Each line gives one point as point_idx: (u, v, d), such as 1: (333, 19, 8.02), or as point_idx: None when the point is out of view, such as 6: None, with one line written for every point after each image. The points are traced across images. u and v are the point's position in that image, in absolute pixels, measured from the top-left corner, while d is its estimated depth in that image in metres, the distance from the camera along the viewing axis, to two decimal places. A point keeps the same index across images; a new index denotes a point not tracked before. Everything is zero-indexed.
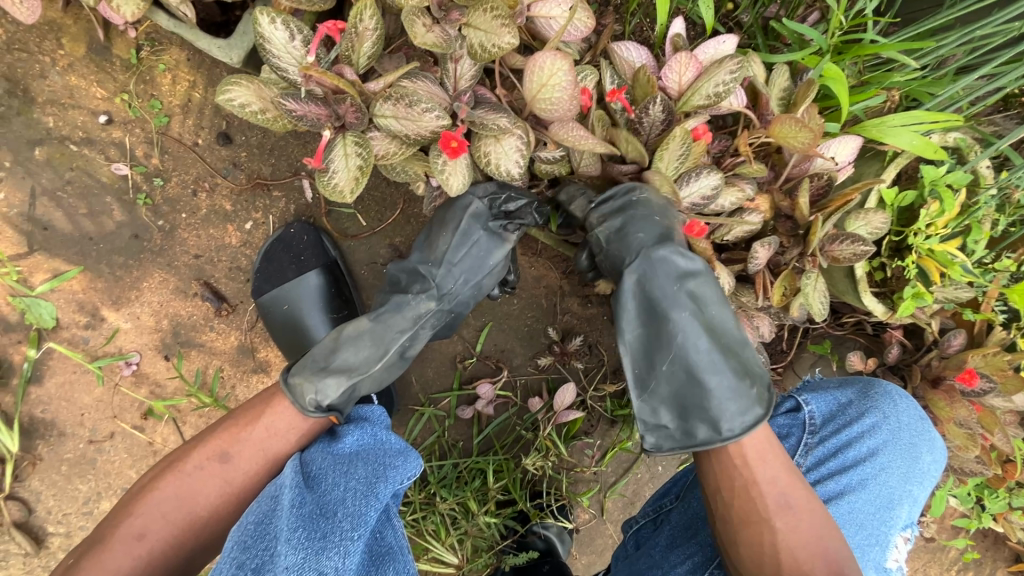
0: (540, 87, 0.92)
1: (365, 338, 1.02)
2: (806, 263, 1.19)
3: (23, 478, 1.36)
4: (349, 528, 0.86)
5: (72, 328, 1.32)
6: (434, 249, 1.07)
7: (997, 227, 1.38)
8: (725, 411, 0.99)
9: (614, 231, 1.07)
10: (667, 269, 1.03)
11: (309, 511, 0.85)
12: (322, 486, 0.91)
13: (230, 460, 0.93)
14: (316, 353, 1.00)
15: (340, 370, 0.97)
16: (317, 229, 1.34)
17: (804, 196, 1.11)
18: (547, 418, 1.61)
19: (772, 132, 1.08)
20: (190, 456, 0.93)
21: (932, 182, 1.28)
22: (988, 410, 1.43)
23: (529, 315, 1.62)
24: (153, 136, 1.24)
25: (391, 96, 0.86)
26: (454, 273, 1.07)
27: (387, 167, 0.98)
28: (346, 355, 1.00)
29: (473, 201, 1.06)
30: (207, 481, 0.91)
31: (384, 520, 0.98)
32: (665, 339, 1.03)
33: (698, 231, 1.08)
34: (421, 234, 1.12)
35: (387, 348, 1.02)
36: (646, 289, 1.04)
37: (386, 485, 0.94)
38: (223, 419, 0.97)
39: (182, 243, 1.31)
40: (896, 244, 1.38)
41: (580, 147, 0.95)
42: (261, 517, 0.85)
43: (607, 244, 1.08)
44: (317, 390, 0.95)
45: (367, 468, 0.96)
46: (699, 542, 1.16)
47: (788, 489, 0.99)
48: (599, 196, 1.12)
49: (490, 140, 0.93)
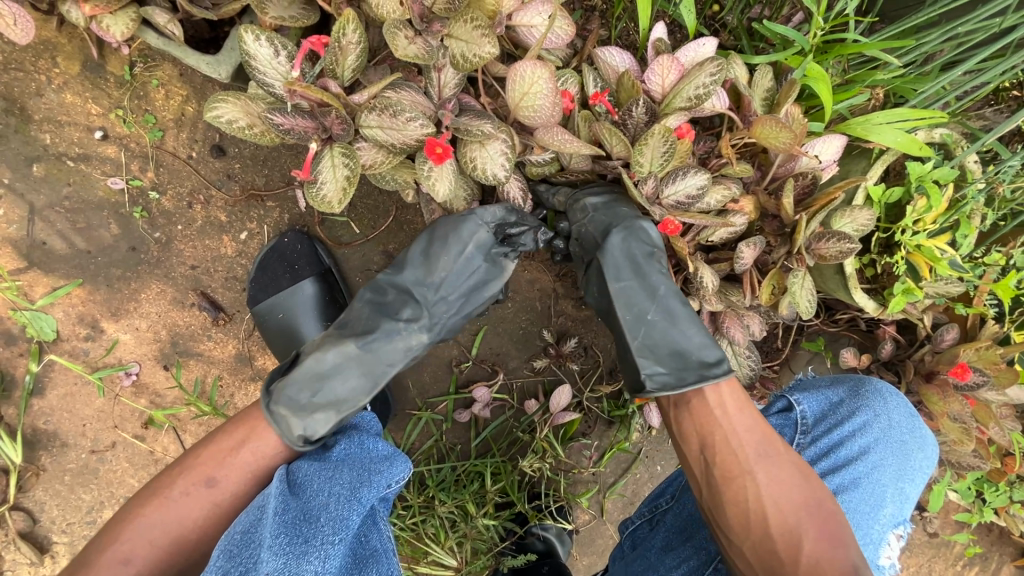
0: (522, 95, 0.93)
1: (355, 368, 1.01)
2: (794, 262, 1.20)
3: (26, 488, 1.38)
4: (329, 532, 0.88)
5: (72, 340, 1.34)
6: (432, 270, 1.07)
7: (986, 222, 1.39)
8: (710, 355, 1.06)
9: (599, 203, 1.11)
10: (645, 233, 1.10)
11: (293, 517, 0.87)
12: (307, 493, 0.92)
13: (216, 484, 0.94)
14: (303, 380, 0.98)
15: (328, 405, 0.98)
16: (310, 238, 1.36)
17: (788, 196, 1.12)
18: (543, 420, 1.64)
19: (754, 133, 1.10)
20: (174, 482, 0.93)
21: (920, 178, 1.29)
22: (983, 404, 1.44)
23: (524, 318, 1.63)
24: (149, 151, 1.27)
25: (375, 106, 0.87)
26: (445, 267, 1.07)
27: (376, 176, 0.98)
28: (333, 386, 0.99)
29: (482, 230, 1.06)
30: (195, 506, 0.93)
31: (370, 524, 1.01)
32: (650, 293, 1.09)
33: (672, 229, 1.11)
34: (416, 243, 1.10)
35: (376, 381, 1.02)
36: (633, 247, 1.09)
37: (370, 490, 0.97)
38: (206, 444, 0.97)
39: (179, 254, 1.33)
40: (886, 240, 1.39)
41: (565, 150, 0.96)
42: (248, 527, 0.86)
43: (592, 210, 1.11)
44: (305, 426, 0.96)
45: (352, 472, 0.98)
46: (694, 545, 1.17)
47: (766, 440, 1.01)
48: (583, 185, 1.17)
49: (475, 145, 0.94)
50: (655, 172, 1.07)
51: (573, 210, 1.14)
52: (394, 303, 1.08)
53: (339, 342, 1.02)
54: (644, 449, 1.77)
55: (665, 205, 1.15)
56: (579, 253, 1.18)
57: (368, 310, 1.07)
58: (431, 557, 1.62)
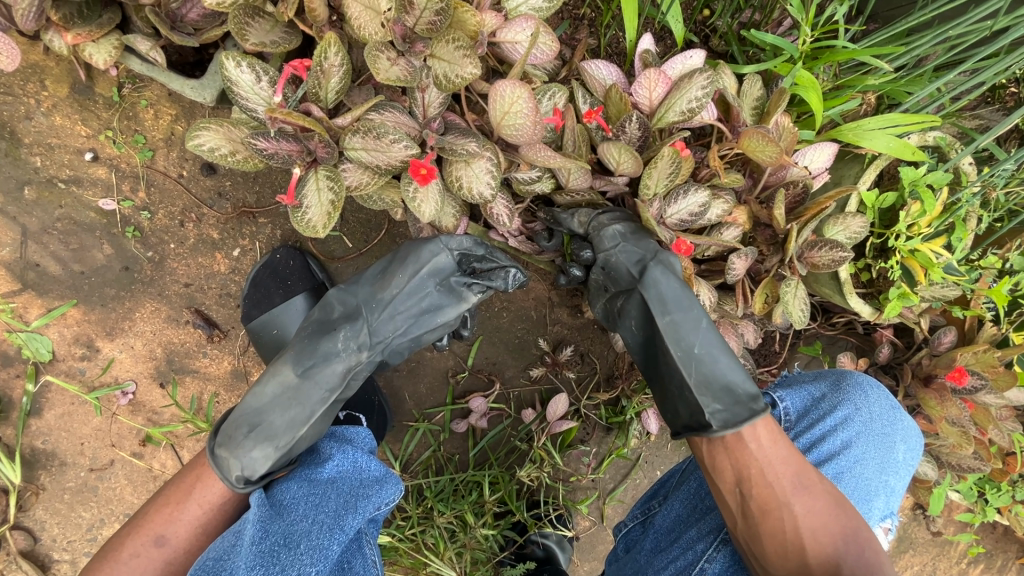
0: (504, 115, 0.93)
1: (293, 402, 1.02)
2: (787, 270, 1.20)
3: (26, 508, 1.39)
4: (308, 561, 0.90)
5: (68, 360, 1.35)
6: (383, 292, 1.09)
7: (983, 223, 1.37)
8: (753, 387, 1.04)
9: (626, 228, 1.10)
10: (675, 262, 1.10)
11: (272, 544, 0.89)
12: (291, 516, 0.95)
13: (166, 541, 0.93)
14: (241, 417, 1.00)
15: (265, 438, 0.98)
16: (302, 253, 1.37)
17: (780, 206, 1.11)
18: (540, 429, 1.63)
19: (742, 144, 1.08)
20: (123, 546, 0.92)
21: (912, 183, 1.27)
22: (981, 407, 1.43)
23: (520, 326, 1.62)
24: (140, 170, 1.27)
25: (359, 129, 0.86)
26: (394, 291, 1.09)
27: (362, 197, 0.98)
28: (271, 420, 1.00)
29: (445, 254, 1.08)
30: (146, 567, 0.91)
31: (355, 548, 1.04)
32: (694, 324, 1.06)
33: (686, 250, 1.12)
34: (375, 264, 1.14)
35: (313, 411, 1.03)
36: (670, 279, 1.08)
37: (355, 517, 0.99)
38: (147, 504, 0.96)
39: (172, 273, 1.33)
40: (880, 244, 1.38)
41: (550, 167, 0.96)
42: (221, 552, 0.88)
43: (622, 240, 1.10)
44: (243, 465, 0.96)
45: (340, 498, 1.01)
46: (680, 546, 1.15)
47: (801, 471, 1.00)
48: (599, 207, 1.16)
49: (460, 164, 0.94)
50: (661, 190, 1.08)
51: (598, 236, 1.11)
52: (333, 330, 1.08)
53: (277, 377, 1.03)
54: (643, 455, 1.76)
55: (670, 224, 1.14)
56: (602, 281, 1.17)
57: (311, 331, 1.08)
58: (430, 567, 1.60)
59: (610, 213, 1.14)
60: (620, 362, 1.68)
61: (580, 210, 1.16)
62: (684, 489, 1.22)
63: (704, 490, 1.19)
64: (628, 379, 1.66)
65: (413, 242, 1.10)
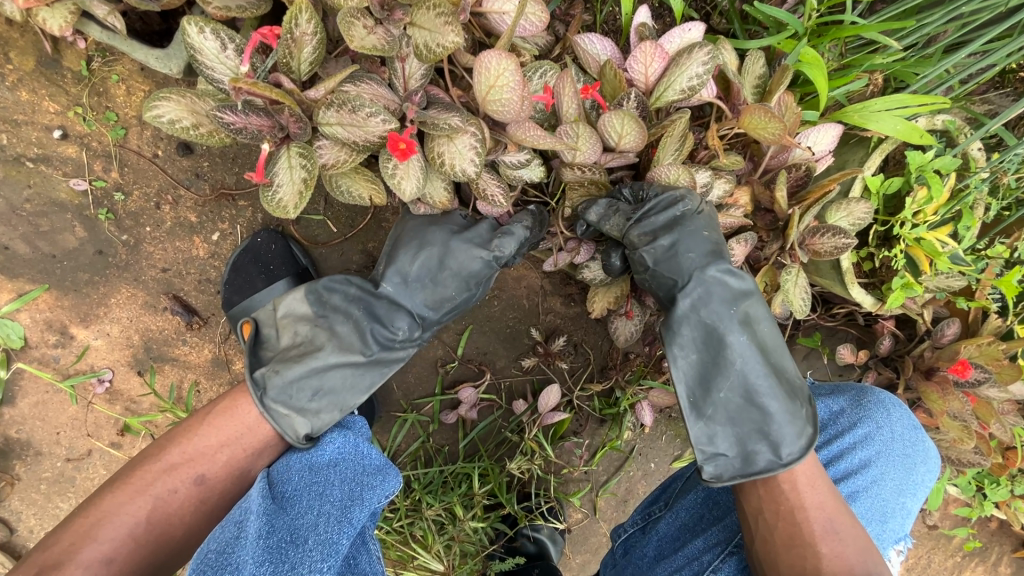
0: (489, 89, 0.87)
1: (354, 370, 1.02)
2: (787, 257, 1.15)
3: (2, 498, 1.35)
4: (318, 558, 0.86)
5: (41, 347, 1.30)
6: (437, 295, 1.07)
7: (990, 212, 1.33)
8: (788, 436, 0.94)
9: (667, 250, 0.98)
10: (720, 292, 0.97)
11: (278, 540, 0.85)
12: (295, 509, 0.90)
13: (205, 481, 0.93)
14: (305, 379, 0.98)
15: (328, 405, 1.00)
16: (285, 237, 1.31)
17: (781, 189, 1.05)
18: (532, 420, 1.59)
19: (742, 122, 1.03)
20: (160, 479, 0.90)
21: (920, 168, 1.23)
22: (984, 401, 1.39)
23: (511, 316, 1.58)
24: (112, 150, 1.22)
25: (333, 102, 0.81)
26: (449, 294, 1.08)
27: (330, 184, 0.93)
28: (333, 385, 1.00)
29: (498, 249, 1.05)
30: (182, 502, 0.91)
31: (360, 544, 0.99)
32: (721, 364, 0.96)
33: None
34: (431, 238, 1.05)
35: (373, 384, 1.05)
36: (702, 315, 0.97)
37: (361, 510, 0.95)
38: (183, 441, 0.94)
39: (149, 257, 1.29)
40: (884, 233, 1.33)
41: (539, 147, 0.88)
42: (223, 545, 0.83)
43: (653, 267, 1.00)
44: (310, 424, 0.99)
45: (343, 487, 0.97)
46: (686, 555, 1.11)
47: (835, 515, 0.93)
48: (638, 209, 1.02)
49: (443, 139, 0.89)
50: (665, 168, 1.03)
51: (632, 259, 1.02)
52: (386, 313, 1.06)
53: (342, 348, 1.01)
54: (636, 447, 1.73)
55: None
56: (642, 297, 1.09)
57: (361, 307, 1.04)
58: (418, 561, 1.57)
59: (654, 225, 1.00)
60: (614, 353, 1.63)
61: (616, 212, 1.03)
62: (690, 497, 1.18)
63: (712, 500, 1.16)
64: (622, 370, 1.61)
65: (466, 241, 1.05)
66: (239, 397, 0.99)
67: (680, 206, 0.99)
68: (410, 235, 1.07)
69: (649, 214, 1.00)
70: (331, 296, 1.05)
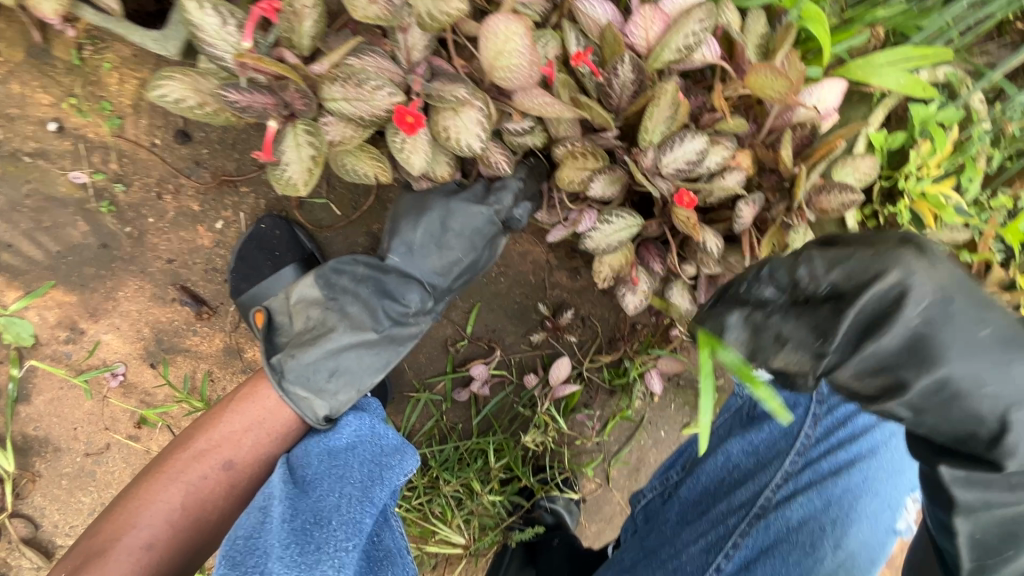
0: (497, 54, 0.85)
1: (368, 349, 1.02)
2: (794, 217, 1.12)
3: (24, 495, 1.37)
4: (343, 537, 0.86)
5: (52, 343, 1.30)
6: (444, 260, 1.06)
7: (992, 163, 1.33)
8: None
9: (915, 362, 0.67)
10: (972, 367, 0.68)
11: (302, 523, 0.85)
12: (317, 492, 0.90)
13: (233, 466, 0.95)
14: (319, 360, 0.98)
15: (344, 385, 1.00)
16: (288, 222, 1.30)
17: (786, 147, 1.06)
18: (543, 394, 1.61)
19: (748, 82, 1.01)
20: (191, 466, 0.93)
21: (923, 121, 1.24)
22: None
23: (518, 292, 1.59)
24: (109, 140, 1.20)
25: (339, 76, 0.81)
26: (457, 256, 1.07)
27: (337, 164, 0.92)
28: (348, 366, 1.00)
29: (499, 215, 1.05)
30: (213, 487, 0.93)
31: (383, 522, 0.97)
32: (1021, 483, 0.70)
33: (688, 202, 1.04)
34: (430, 208, 1.04)
35: (391, 362, 1.04)
36: (991, 407, 0.67)
37: (382, 489, 0.95)
38: (208, 429, 0.96)
39: (154, 248, 1.28)
40: (886, 190, 1.32)
41: (547, 115, 0.89)
42: (251, 531, 0.83)
43: (905, 386, 0.68)
44: (328, 405, 0.99)
45: (364, 468, 0.96)
46: (710, 518, 1.13)
47: None
48: (840, 325, 0.68)
49: (449, 113, 0.87)
50: (655, 141, 1.03)
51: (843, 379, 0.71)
52: (396, 286, 1.05)
53: (354, 327, 1.01)
54: (646, 416, 1.75)
55: (667, 175, 1.06)
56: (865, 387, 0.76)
57: (370, 285, 1.04)
58: (438, 535, 1.62)
59: (879, 342, 0.67)
60: (621, 325, 1.64)
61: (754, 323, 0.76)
62: (711, 462, 1.21)
63: (732, 463, 1.19)
64: (630, 341, 1.64)
65: (464, 201, 1.03)
66: (259, 381, 1.00)
67: (911, 306, 0.66)
68: (409, 208, 1.06)
69: (873, 324, 0.67)
70: (339, 278, 1.05)
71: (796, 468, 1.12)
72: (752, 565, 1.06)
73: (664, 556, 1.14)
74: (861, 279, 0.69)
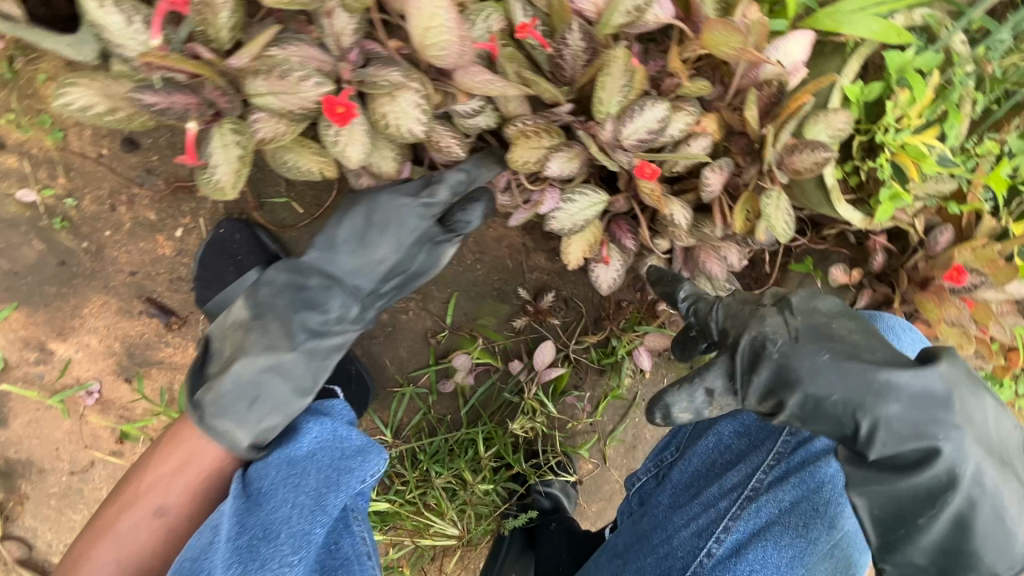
0: (425, 32, 0.79)
1: (289, 369, 0.96)
2: (766, 180, 1.09)
3: (15, 517, 1.37)
4: (289, 552, 0.86)
5: (23, 365, 1.29)
6: (371, 261, 1.03)
7: (978, 108, 1.27)
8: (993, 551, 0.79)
9: (804, 405, 0.81)
10: (884, 409, 0.78)
11: (250, 538, 0.84)
12: (270, 503, 0.88)
13: (167, 511, 0.91)
14: (237, 389, 0.92)
15: (268, 411, 0.94)
16: (249, 225, 1.26)
17: (752, 109, 1.01)
18: (529, 379, 1.60)
19: (704, 42, 0.96)
20: (122, 516, 0.89)
21: (901, 69, 1.17)
22: (982, 305, 1.35)
23: (496, 278, 1.55)
24: (54, 154, 1.17)
25: (260, 69, 0.77)
26: (385, 257, 1.03)
27: (274, 161, 0.89)
28: (269, 389, 0.94)
29: (424, 213, 1.02)
30: (149, 536, 0.90)
31: (342, 528, 0.96)
32: (921, 460, 0.77)
33: (649, 172, 1.01)
34: (355, 211, 1.03)
35: (317, 379, 0.99)
36: (885, 448, 0.78)
37: (336, 497, 0.93)
38: (138, 476, 0.92)
39: (114, 262, 1.25)
40: (867, 143, 1.27)
41: (490, 93, 0.86)
42: (198, 552, 0.83)
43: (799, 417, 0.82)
44: (251, 434, 0.93)
45: (320, 475, 0.93)
46: (702, 502, 1.10)
47: None
48: (737, 368, 0.83)
49: (385, 98, 0.82)
50: (612, 112, 0.97)
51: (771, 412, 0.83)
52: (317, 294, 1.00)
53: (269, 347, 0.95)
54: (638, 393, 1.72)
55: (630, 146, 1.01)
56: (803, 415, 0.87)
57: (286, 295, 0.99)
58: (433, 528, 1.60)
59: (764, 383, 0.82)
60: (606, 303, 1.61)
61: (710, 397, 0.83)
62: (703, 444, 1.18)
63: (724, 444, 1.15)
64: (616, 320, 1.61)
65: (391, 194, 1.01)
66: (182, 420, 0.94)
67: (773, 347, 0.81)
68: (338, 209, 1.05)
69: (752, 367, 0.82)
70: (258, 294, 0.98)
71: (787, 449, 1.08)
72: (743, 549, 1.03)
73: (656, 539, 1.12)
74: (735, 323, 0.86)
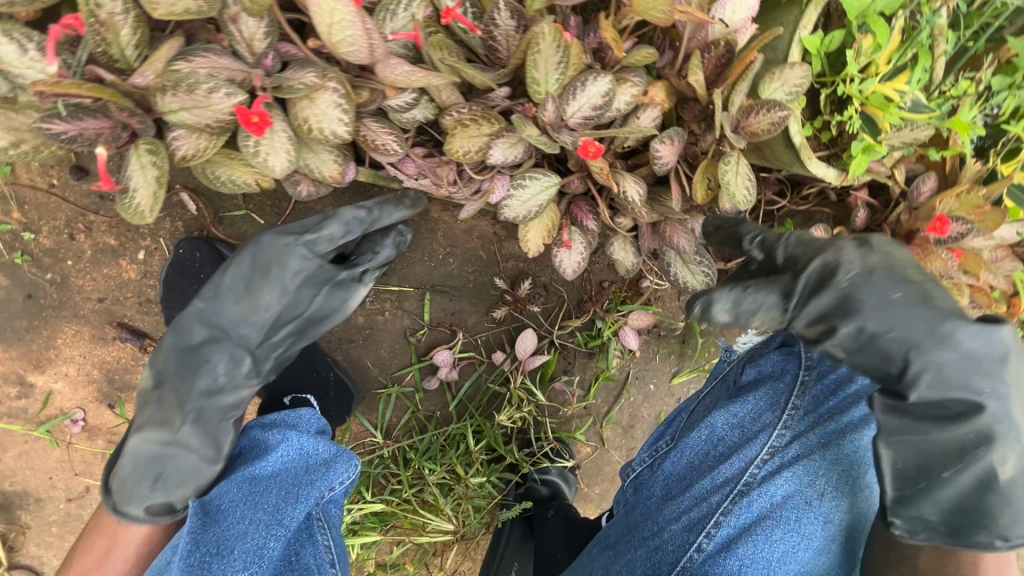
0: (330, 28, 0.78)
1: (189, 437, 0.93)
2: (725, 147, 1.04)
3: (19, 546, 1.40)
4: (241, 567, 0.88)
5: (6, 400, 1.30)
6: (261, 311, 0.98)
7: (952, 45, 1.19)
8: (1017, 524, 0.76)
9: (855, 336, 0.79)
10: (940, 353, 0.76)
11: (203, 555, 0.85)
12: (226, 521, 0.90)
13: None
14: (138, 467, 0.90)
15: (176, 485, 0.91)
16: (208, 241, 1.24)
17: (698, 73, 0.95)
18: (513, 369, 1.59)
19: (635, 7, 0.91)
20: None
21: (863, 14, 1.09)
22: (972, 253, 1.29)
23: (470, 270, 1.52)
24: (5, 189, 1.17)
25: (166, 85, 0.75)
26: (274, 304, 0.98)
27: (206, 178, 0.87)
28: (172, 461, 0.91)
29: (309, 258, 0.97)
30: None
31: (304, 538, 1.00)
32: (960, 413, 0.76)
33: (594, 151, 0.94)
34: (240, 266, 0.98)
35: (220, 441, 0.96)
36: (926, 391, 0.76)
37: (294, 509, 0.96)
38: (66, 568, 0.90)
39: (80, 290, 1.25)
40: (835, 96, 1.21)
41: (411, 84, 0.83)
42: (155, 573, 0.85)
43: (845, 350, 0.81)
44: (163, 509, 0.90)
45: (280, 491, 0.97)
46: (694, 495, 1.05)
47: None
48: (799, 287, 0.83)
49: (305, 101, 0.80)
50: (552, 91, 0.94)
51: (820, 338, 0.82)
52: (201, 356, 0.97)
53: (159, 422, 0.92)
54: (630, 372, 1.70)
55: (574, 125, 0.97)
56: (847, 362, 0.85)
57: (175, 363, 0.96)
58: (431, 525, 1.61)
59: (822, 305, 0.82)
60: (588, 285, 1.57)
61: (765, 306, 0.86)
62: (692, 437, 1.13)
63: (716, 436, 1.11)
64: (599, 300, 1.58)
65: (274, 240, 0.97)
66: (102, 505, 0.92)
67: (842, 275, 0.81)
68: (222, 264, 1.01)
69: (815, 288, 0.83)
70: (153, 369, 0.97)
71: (780, 443, 1.05)
72: (733, 544, 0.99)
73: (646, 532, 1.07)
74: (812, 247, 0.86)
